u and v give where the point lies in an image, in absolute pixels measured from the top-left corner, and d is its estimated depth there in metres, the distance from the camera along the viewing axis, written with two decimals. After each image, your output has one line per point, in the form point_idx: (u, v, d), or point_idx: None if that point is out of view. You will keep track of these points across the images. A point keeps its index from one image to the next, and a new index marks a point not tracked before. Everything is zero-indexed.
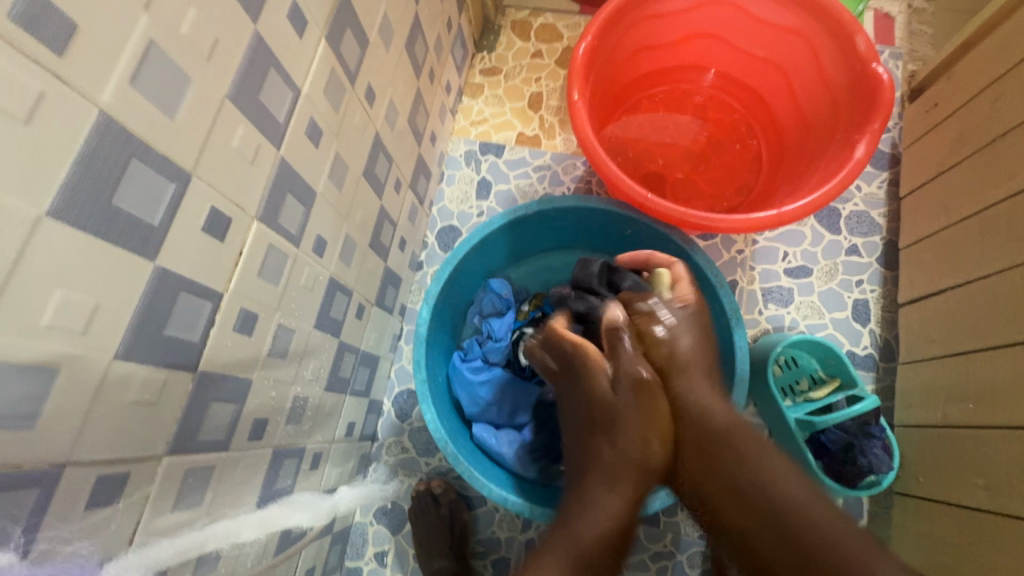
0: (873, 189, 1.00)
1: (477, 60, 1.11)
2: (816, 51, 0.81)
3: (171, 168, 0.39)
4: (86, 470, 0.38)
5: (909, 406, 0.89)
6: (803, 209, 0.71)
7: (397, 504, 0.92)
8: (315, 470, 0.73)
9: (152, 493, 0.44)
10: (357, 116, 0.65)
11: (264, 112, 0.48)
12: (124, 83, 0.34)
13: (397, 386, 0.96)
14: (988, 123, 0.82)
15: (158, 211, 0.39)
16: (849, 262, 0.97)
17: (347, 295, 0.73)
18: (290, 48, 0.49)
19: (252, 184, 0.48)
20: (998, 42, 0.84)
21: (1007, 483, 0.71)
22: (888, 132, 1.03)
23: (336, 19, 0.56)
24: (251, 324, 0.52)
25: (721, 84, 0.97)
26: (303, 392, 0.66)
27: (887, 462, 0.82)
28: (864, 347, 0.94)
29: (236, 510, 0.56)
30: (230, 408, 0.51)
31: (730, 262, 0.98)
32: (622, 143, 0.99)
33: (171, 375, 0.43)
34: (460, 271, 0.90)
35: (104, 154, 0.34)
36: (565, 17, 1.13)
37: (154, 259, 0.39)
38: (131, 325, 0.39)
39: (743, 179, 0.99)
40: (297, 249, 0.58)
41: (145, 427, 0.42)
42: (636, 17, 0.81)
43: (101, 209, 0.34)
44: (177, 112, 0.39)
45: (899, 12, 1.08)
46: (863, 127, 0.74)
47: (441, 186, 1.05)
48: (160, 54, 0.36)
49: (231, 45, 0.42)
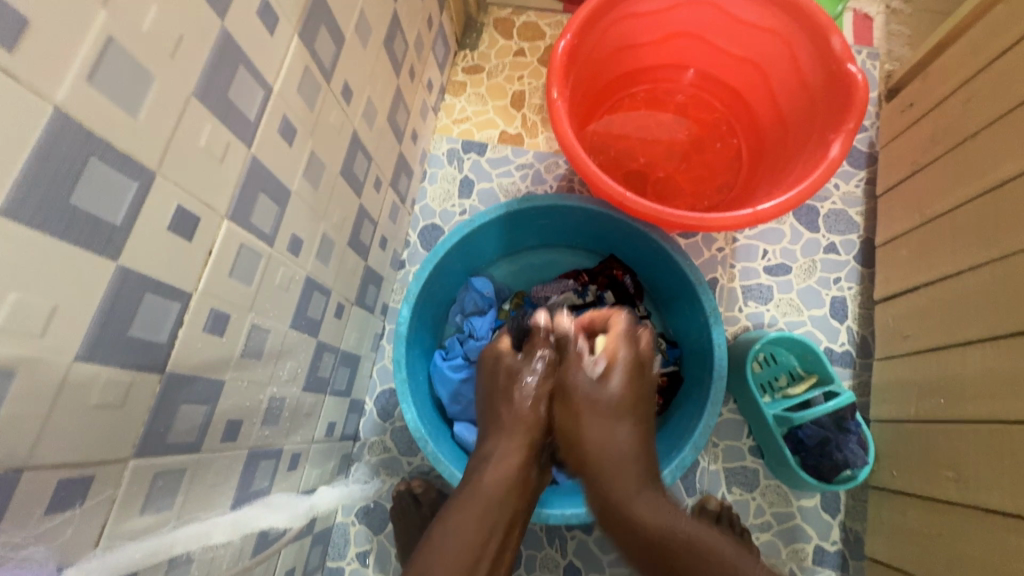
0: (851, 188, 1.01)
1: (460, 58, 1.11)
2: (793, 50, 0.81)
3: (134, 167, 0.38)
4: (46, 474, 0.37)
5: (883, 402, 0.90)
6: (780, 208, 0.72)
7: (379, 504, 0.92)
8: (293, 471, 0.73)
9: (118, 495, 0.44)
10: (333, 114, 0.65)
11: (233, 110, 0.47)
12: (81, 80, 0.34)
13: (379, 386, 0.96)
14: (961, 122, 0.84)
15: (120, 210, 0.38)
16: (827, 260, 0.98)
17: (325, 294, 0.73)
18: (260, 44, 0.49)
19: (221, 183, 0.47)
20: (971, 43, 0.85)
21: (976, 476, 0.72)
22: (866, 131, 1.04)
23: (310, 15, 0.55)
24: (223, 324, 0.51)
25: (701, 83, 0.98)
26: (280, 392, 0.65)
27: (863, 457, 0.83)
28: (842, 344, 0.95)
29: (209, 512, 0.55)
30: (202, 410, 0.51)
31: (711, 260, 0.98)
32: (604, 142, 1.00)
33: (137, 377, 0.43)
34: (442, 269, 0.90)
35: (61, 151, 0.33)
36: (548, 15, 1.13)
37: (116, 259, 0.38)
38: (92, 327, 0.38)
39: (723, 177, 0.99)
40: (271, 248, 0.57)
41: (110, 431, 0.41)
42: (615, 16, 0.82)
43: (58, 209, 0.34)
44: (140, 110, 0.38)
45: (878, 13, 1.10)
46: (838, 127, 0.75)
47: (424, 184, 1.04)
48: (120, 50, 0.36)
49: (197, 42, 0.42)
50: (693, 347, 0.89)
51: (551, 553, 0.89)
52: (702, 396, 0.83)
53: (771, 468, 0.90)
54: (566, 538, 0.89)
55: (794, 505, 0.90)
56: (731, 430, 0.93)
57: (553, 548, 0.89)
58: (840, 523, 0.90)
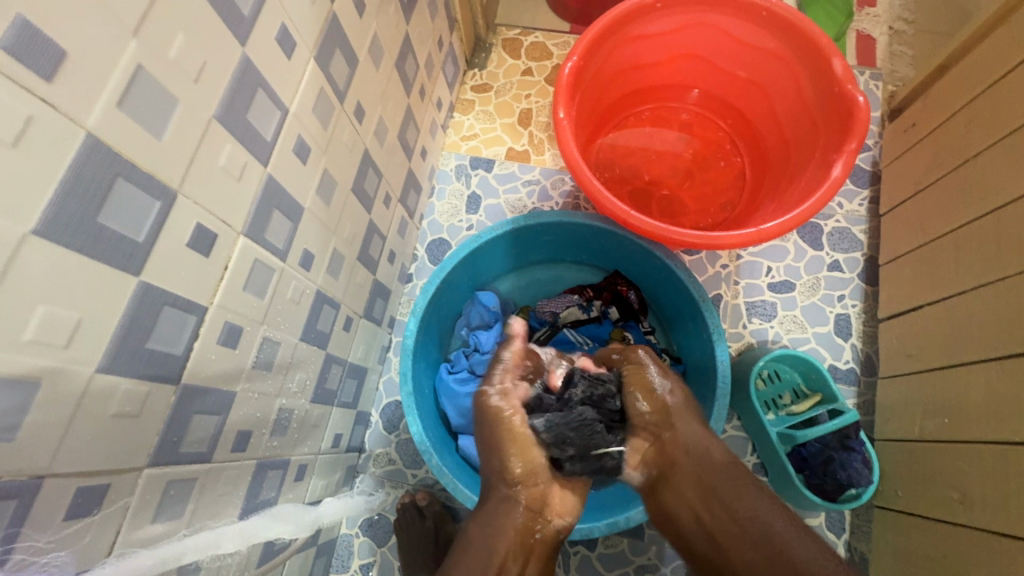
0: (854, 207, 1.02)
1: (469, 77, 1.13)
2: (794, 72, 0.83)
3: (156, 187, 0.40)
4: (66, 481, 0.38)
5: (888, 420, 0.90)
6: (782, 226, 0.73)
7: (383, 516, 0.93)
8: (299, 482, 0.74)
9: (132, 504, 0.45)
10: (346, 133, 0.67)
11: (252, 131, 0.49)
12: (111, 106, 0.36)
13: (385, 398, 0.97)
14: (962, 144, 0.85)
15: (143, 227, 0.40)
16: (831, 278, 0.99)
17: (335, 308, 0.74)
18: (279, 69, 0.51)
19: (237, 201, 0.49)
20: (972, 66, 0.86)
21: (980, 497, 0.72)
22: (869, 150, 1.05)
23: (326, 39, 0.58)
24: (236, 337, 0.53)
25: (705, 102, 1.00)
26: (288, 404, 0.66)
27: (867, 475, 0.82)
28: (846, 361, 0.96)
29: (218, 522, 0.56)
30: (213, 420, 0.52)
31: (714, 276, 0.99)
32: (608, 159, 1.02)
33: (153, 389, 0.44)
34: (448, 283, 0.91)
35: (90, 173, 0.35)
36: (555, 36, 1.15)
37: (138, 274, 0.40)
38: (113, 340, 0.39)
39: (728, 196, 1.01)
40: (284, 263, 0.59)
41: (127, 441, 0.43)
42: (620, 39, 0.84)
43: (86, 227, 0.36)
44: (163, 132, 0.40)
45: (880, 34, 1.11)
46: (840, 148, 0.75)
47: (432, 200, 1.06)
48: (147, 77, 0.38)
49: (220, 67, 0.44)
50: (697, 364, 0.90)
51: (554, 568, 0.89)
52: (705, 413, 0.83)
53: (775, 487, 0.90)
54: (569, 554, 0.89)
55: (799, 524, 0.90)
56: (735, 447, 0.93)
57: (556, 564, 0.89)
58: (846, 542, 0.89)
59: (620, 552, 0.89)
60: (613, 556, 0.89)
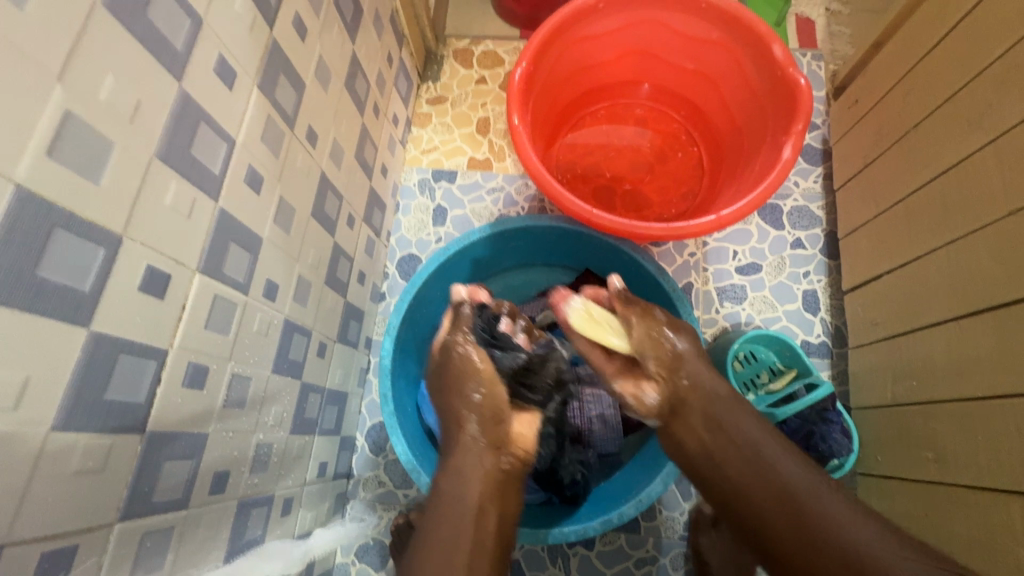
0: (810, 184, 1.05)
1: (423, 90, 1.13)
2: (737, 59, 0.85)
3: (99, 233, 0.39)
4: (28, 548, 0.37)
5: (860, 388, 0.92)
6: (739, 212, 0.74)
7: (378, 541, 0.91)
8: (286, 517, 0.72)
9: (105, 562, 0.43)
10: (300, 158, 0.66)
11: (198, 166, 0.48)
12: (40, 155, 0.34)
13: (369, 421, 0.96)
14: (902, 116, 0.88)
15: (87, 277, 0.39)
16: (795, 256, 1.01)
17: (306, 335, 0.73)
18: (220, 101, 0.50)
19: (189, 238, 0.48)
20: (903, 43, 0.90)
21: (955, 453, 0.74)
22: (818, 128, 1.08)
23: (268, 65, 0.57)
24: (202, 376, 0.51)
25: (657, 97, 1.01)
26: (266, 438, 0.65)
27: (847, 444, 0.85)
28: (818, 335, 0.98)
29: (201, 569, 0.55)
30: (187, 465, 0.51)
31: (683, 266, 1.01)
32: (569, 161, 1.03)
33: (117, 441, 0.43)
34: (421, 298, 0.91)
35: (27, 223, 0.34)
36: (505, 42, 1.16)
37: (88, 325, 0.39)
38: (67, 396, 0.38)
39: (688, 186, 1.03)
40: (246, 296, 0.58)
41: (94, 497, 0.41)
42: (568, 41, 0.85)
43: (26, 282, 0.34)
44: (101, 176, 0.39)
45: (818, 16, 1.15)
46: (788, 130, 0.77)
47: (398, 216, 1.06)
48: (78, 122, 0.37)
49: (156, 106, 0.43)
50: None
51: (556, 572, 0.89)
52: None
53: None
54: (569, 556, 0.89)
55: None
56: None
57: (557, 566, 0.89)
58: None
59: (618, 549, 0.90)
60: (612, 553, 0.89)
